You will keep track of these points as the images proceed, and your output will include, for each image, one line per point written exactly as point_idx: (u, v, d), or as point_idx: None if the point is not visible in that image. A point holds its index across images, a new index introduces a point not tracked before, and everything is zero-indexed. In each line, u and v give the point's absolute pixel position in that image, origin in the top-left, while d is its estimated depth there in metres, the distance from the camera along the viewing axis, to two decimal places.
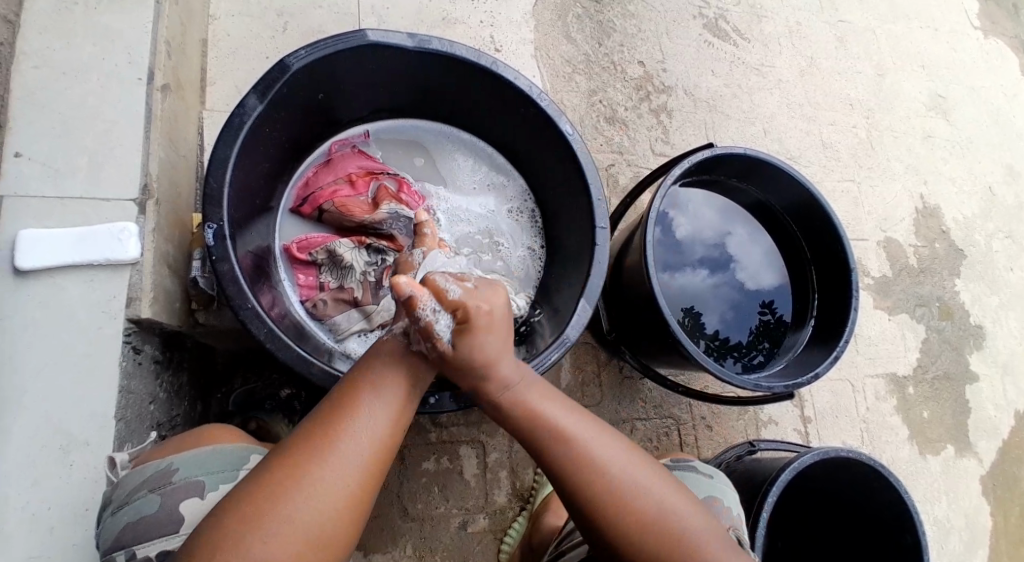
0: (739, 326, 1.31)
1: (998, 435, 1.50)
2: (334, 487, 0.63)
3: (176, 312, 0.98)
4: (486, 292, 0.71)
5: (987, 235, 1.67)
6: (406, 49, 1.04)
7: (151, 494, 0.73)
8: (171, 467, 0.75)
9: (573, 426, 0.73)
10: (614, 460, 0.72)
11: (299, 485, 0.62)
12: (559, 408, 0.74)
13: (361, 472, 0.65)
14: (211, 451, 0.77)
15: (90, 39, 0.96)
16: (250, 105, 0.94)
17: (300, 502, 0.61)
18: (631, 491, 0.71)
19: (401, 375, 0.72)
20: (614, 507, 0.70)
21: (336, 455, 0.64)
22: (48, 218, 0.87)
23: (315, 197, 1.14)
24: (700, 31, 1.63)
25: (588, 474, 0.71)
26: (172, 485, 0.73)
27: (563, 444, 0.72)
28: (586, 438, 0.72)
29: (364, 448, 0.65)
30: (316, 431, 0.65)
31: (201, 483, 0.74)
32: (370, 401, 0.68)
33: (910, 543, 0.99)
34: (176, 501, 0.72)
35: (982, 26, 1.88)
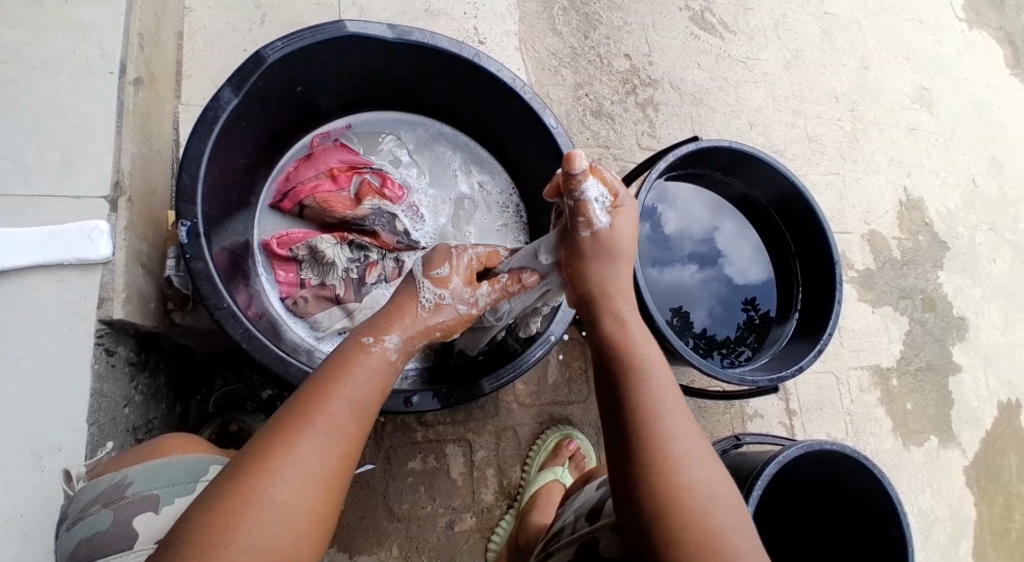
0: (724, 322, 1.31)
1: (981, 425, 1.51)
2: (289, 501, 0.60)
3: (151, 313, 0.96)
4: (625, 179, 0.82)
5: (970, 227, 1.68)
6: (386, 41, 1.02)
7: (103, 509, 0.71)
8: (127, 480, 0.74)
9: (652, 367, 0.74)
10: (676, 417, 0.71)
11: (249, 502, 0.59)
12: (647, 346, 0.76)
13: (318, 487, 0.62)
14: (168, 462, 0.75)
15: (59, 31, 0.93)
16: (225, 99, 0.92)
17: (253, 520, 0.59)
18: (684, 455, 0.68)
19: (369, 381, 0.68)
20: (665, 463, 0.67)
21: (291, 468, 0.61)
22: (16, 216, 0.85)
23: (295, 192, 1.12)
24: (687, 23, 1.62)
25: (653, 425, 0.69)
26: (126, 500, 0.71)
27: (638, 387, 0.72)
28: (660, 387, 0.72)
29: (322, 461, 0.63)
30: (275, 440, 0.62)
31: (155, 497, 0.72)
32: (335, 409, 0.65)
33: (894, 534, 1.00)
34: (129, 517, 0.70)
35: (966, 19, 1.88)
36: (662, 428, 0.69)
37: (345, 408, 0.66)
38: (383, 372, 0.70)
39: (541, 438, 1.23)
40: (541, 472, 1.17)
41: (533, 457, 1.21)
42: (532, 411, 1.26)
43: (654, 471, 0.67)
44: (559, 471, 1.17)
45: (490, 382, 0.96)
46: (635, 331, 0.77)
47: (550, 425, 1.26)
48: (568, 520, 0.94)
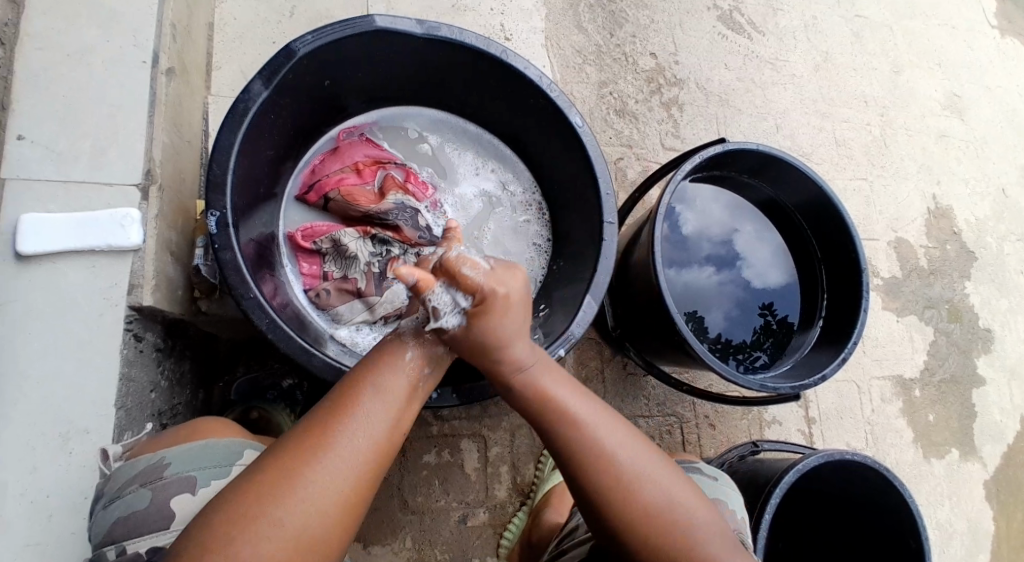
0: (744, 326, 1.30)
1: (1004, 439, 1.49)
2: (329, 490, 0.62)
3: (179, 300, 0.97)
4: (504, 273, 0.69)
5: (998, 237, 1.65)
6: (415, 37, 1.02)
7: (142, 488, 0.72)
8: (164, 461, 0.75)
9: (573, 408, 0.72)
10: (615, 442, 0.71)
11: (292, 489, 0.60)
12: (562, 389, 0.73)
13: (353, 481, 0.63)
14: (204, 445, 0.76)
15: (94, 20, 0.94)
16: (255, 91, 0.93)
17: (294, 507, 0.60)
18: (641, 481, 0.71)
19: (400, 381, 0.69)
20: (616, 489, 0.70)
21: (332, 458, 0.62)
22: (50, 202, 0.86)
23: (320, 185, 1.13)
24: (715, 23, 1.60)
25: (603, 466, 0.70)
26: (164, 480, 0.73)
27: (567, 434, 0.71)
28: (591, 425, 0.72)
29: (364, 451, 0.64)
30: (312, 432, 0.64)
31: (193, 478, 0.73)
32: (369, 404, 0.66)
33: (914, 548, 0.98)
34: (167, 497, 0.71)
35: (1001, 25, 1.85)
36: (604, 458, 0.70)
37: (378, 404, 0.67)
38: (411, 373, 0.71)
39: None
40: (556, 471, 1.17)
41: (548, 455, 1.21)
42: None
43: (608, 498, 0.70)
44: None
45: None
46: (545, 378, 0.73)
47: None
48: (581, 520, 0.94)
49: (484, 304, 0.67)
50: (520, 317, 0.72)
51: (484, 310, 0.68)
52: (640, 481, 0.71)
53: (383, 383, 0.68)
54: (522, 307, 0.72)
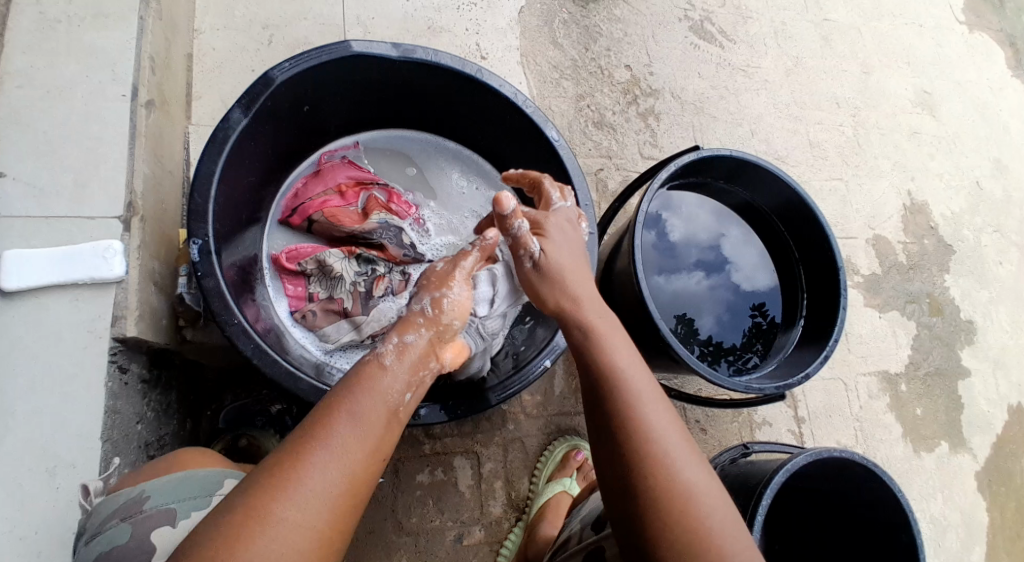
0: (732, 328, 1.31)
1: (992, 429, 1.50)
2: (304, 522, 0.62)
3: (163, 330, 0.98)
4: (563, 221, 0.91)
5: (975, 230, 1.68)
6: (391, 60, 1.04)
7: (123, 523, 0.72)
8: (143, 495, 0.75)
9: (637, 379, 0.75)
10: (665, 426, 0.72)
11: (268, 523, 0.60)
12: (628, 355, 0.77)
13: (337, 495, 0.64)
14: (183, 477, 0.77)
15: (73, 57, 0.96)
16: (234, 119, 0.94)
17: (269, 539, 0.60)
18: (683, 467, 0.69)
19: (374, 406, 0.69)
20: (659, 476, 0.68)
21: (305, 489, 0.62)
22: (33, 237, 0.87)
23: (304, 207, 1.14)
24: (687, 34, 1.64)
25: (646, 441, 0.70)
26: (144, 513, 0.73)
27: (625, 399, 0.73)
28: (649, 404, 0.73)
29: (335, 482, 0.64)
30: (297, 444, 0.65)
31: (173, 510, 0.73)
32: (342, 431, 0.66)
33: (906, 542, 1.00)
34: (147, 530, 0.72)
35: (966, 22, 1.89)
36: (650, 435, 0.70)
37: (352, 430, 0.66)
38: (387, 395, 0.71)
39: (550, 448, 1.24)
40: (550, 483, 1.17)
41: (542, 467, 1.21)
42: (540, 422, 1.26)
43: (652, 491, 0.67)
44: (568, 482, 1.17)
45: (496, 395, 0.96)
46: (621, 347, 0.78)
47: (557, 434, 1.26)
48: (575, 529, 0.94)
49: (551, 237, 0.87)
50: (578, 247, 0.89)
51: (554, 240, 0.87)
52: (684, 472, 0.69)
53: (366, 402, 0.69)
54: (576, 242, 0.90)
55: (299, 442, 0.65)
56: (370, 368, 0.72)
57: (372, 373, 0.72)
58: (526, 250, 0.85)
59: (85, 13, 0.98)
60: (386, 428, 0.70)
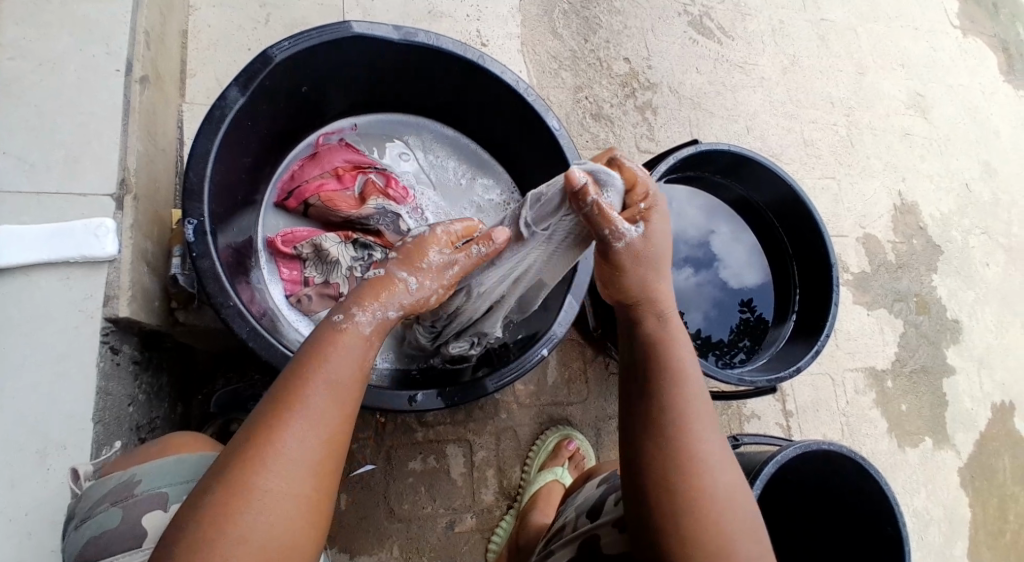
0: (720, 324, 1.33)
1: (975, 426, 1.53)
2: (289, 496, 0.60)
3: (155, 312, 0.96)
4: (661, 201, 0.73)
5: (963, 232, 1.71)
6: (392, 42, 1.02)
7: (113, 507, 0.71)
8: (134, 479, 0.74)
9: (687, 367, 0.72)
10: (704, 421, 0.70)
11: (249, 497, 0.59)
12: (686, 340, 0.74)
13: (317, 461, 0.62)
14: (176, 460, 0.76)
15: (66, 28, 0.93)
16: (232, 97, 0.92)
17: (254, 517, 0.58)
18: (710, 462, 0.68)
19: (348, 368, 0.66)
20: (686, 465, 0.67)
21: (284, 463, 0.60)
22: (23, 213, 0.85)
23: (300, 190, 1.12)
24: (686, 28, 1.63)
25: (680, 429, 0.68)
26: (135, 497, 0.72)
27: (672, 381, 0.71)
28: (693, 398, 0.70)
29: (316, 451, 0.62)
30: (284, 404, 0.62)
31: (165, 495, 0.73)
32: (318, 395, 0.63)
33: (890, 534, 1.02)
34: (138, 514, 0.71)
35: (961, 26, 1.91)
36: (687, 423, 0.69)
37: (326, 396, 0.64)
38: (360, 356, 0.68)
39: (542, 437, 1.24)
40: (541, 472, 1.18)
41: (534, 457, 1.22)
42: (532, 411, 1.26)
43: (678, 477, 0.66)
44: (559, 471, 1.17)
45: (493, 382, 0.96)
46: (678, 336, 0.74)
47: (549, 424, 1.27)
48: (570, 517, 0.95)
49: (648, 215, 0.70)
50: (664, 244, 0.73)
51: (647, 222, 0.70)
52: (717, 475, 0.67)
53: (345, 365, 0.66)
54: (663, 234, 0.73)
55: (275, 410, 0.62)
56: (343, 333, 0.68)
57: (345, 337, 0.67)
58: (610, 230, 0.68)
59: None
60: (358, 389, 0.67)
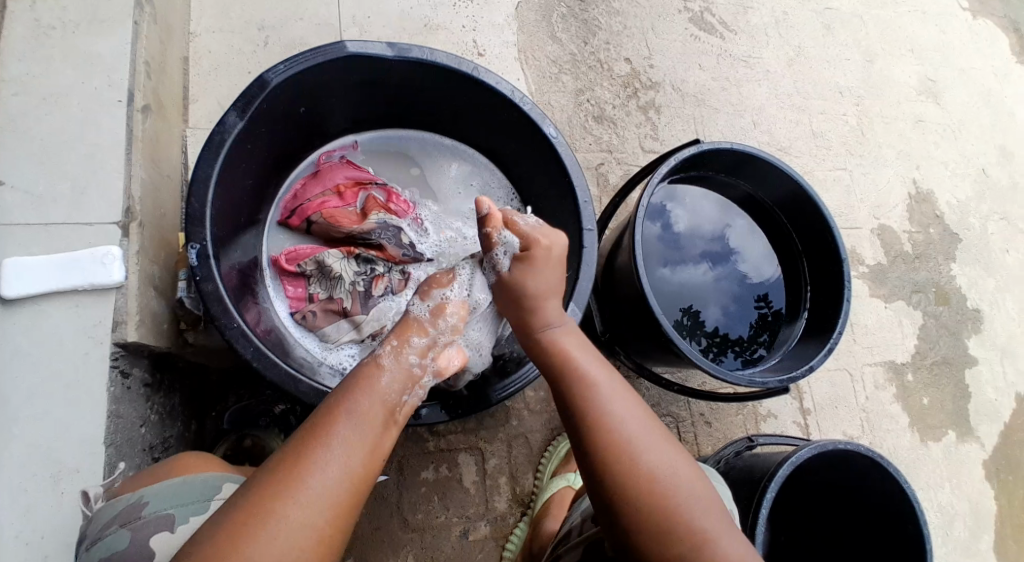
0: (738, 320, 1.31)
1: (999, 418, 1.49)
2: (306, 524, 0.62)
3: (164, 334, 0.98)
4: (548, 232, 0.88)
5: (981, 218, 1.66)
6: (386, 59, 1.03)
7: (122, 529, 0.73)
8: (142, 500, 0.76)
9: (601, 380, 0.77)
10: (625, 412, 0.75)
11: (266, 523, 0.61)
12: (588, 356, 0.80)
13: (341, 490, 0.65)
14: (182, 481, 0.77)
15: (69, 63, 0.96)
16: (230, 123, 0.94)
17: (262, 548, 0.60)
18: (644, 447, 0.72)
19: (374, 405, 0.71)
20: (622, 461, 0.71)
21: (307, 490, 0.63)
22: (33, 245, 0.87)
23: (303, 209, 1.14)
24: (686, 25, 1.62)
25: (605, 425, 0.73)
26: (142, 519, 0.74)
27: (578, 389, 0.76)
28: (621, 409, 0.75)
29: (337, 487, 0.65)
30: (306, 436, 0.66)
31: (171, 516, 0.74)
32: (342, 430, 0.67)
33: (913, 533, 0.99)
34: (145, 536, 0.72)
35: (971, 8, 1.87)
36: (612, 416, 0.74)
37: (352, 430, 0.68)
38: (388, 395, 0.73)
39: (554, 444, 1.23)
40: (555, 478, 1.17)
41: (545, 465, 1.21)
42: (544, 418, 1.26)
43: (617, 475, 0.70)
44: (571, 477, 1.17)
45: (497, 392, 0.96)
46: (572, 347, 0.81)
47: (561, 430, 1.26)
48: (575, 522, 0.95)
49: (530, 255, 0.85)
50: (554, 273, 0.87)
51: (530, 258, 0.85)
52: (653, 463, 0.71)
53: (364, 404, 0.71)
54: (558, 265, 0.87)
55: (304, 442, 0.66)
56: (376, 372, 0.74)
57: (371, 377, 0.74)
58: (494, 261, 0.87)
59: (79, 19, 0.98)
60: (382, 433, 0.70)
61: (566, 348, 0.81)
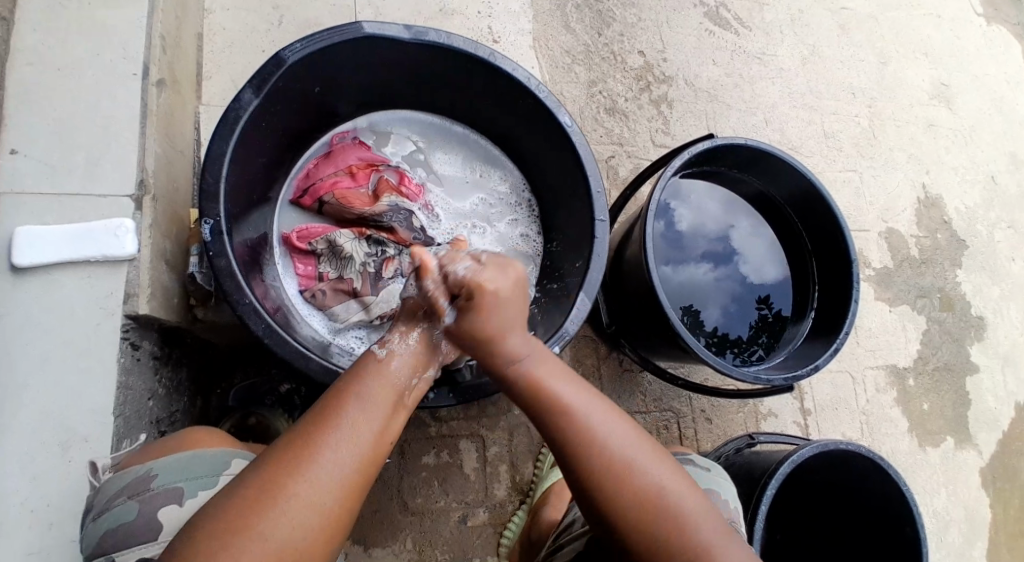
0: (739, 322, 1.31)
1: (998, 426, 1.50)
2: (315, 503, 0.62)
3: (174, 308, 0.98)
4: (494, 270, 0.72)
5: (989, 225, 1.66)
6: (403, 41, 1.03)
7: (130, 501, 0.73)
8: (151, 473, 0.76)
9: (582, 406, 0.70)
10: (614, 432, 0.70)
11: (277, 499, 0.61)
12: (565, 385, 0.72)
13: (351, 469, 0.65)
14: (191, 456, 0.78)
15: (85, 34, 0.95)
16: (246, 100, 0.93)
17: (273, 524, 0.60)
18: (637, 468, 0.68)
19: (383, 391, 0.70)
20: (619, 482, 0.67)
21: (315, 470, 0.63)
22: (45, 215, 0.87)
23: (315, 188, 1.14)
24: (702, 19, 1.61)
25: (595, 453, 0.68)
26: (151, 492, 0.74)
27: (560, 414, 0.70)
28: (615, 436, 0.69)
29: (344, 467, 0.64)
30: (316, 418, 0.66)
31: (181, 489, 0.74)
32: (351, 414, 0.67)
33: (910, 535, 1.00)
34: (155, 508, 0.73)
35: (988, 12, 1.86)
36: (601, 444, 0.69)
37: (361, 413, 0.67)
38: (396, 381, 0.72)
39: None
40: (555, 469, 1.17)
41: (545, 455, 1.22)
42: None
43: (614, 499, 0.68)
44: None
45: None
46: (546, 369, 0.73)
47: None
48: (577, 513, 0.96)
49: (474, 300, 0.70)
50: (514, 313, 0.73)
51: (475, 303, 0.70)
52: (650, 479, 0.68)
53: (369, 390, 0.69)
54: (514, 304, 0.72)
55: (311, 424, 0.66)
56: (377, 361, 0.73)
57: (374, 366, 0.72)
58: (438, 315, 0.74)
59: None
60: (391, 414, 0.70)
61: (540, 377, 0.72)
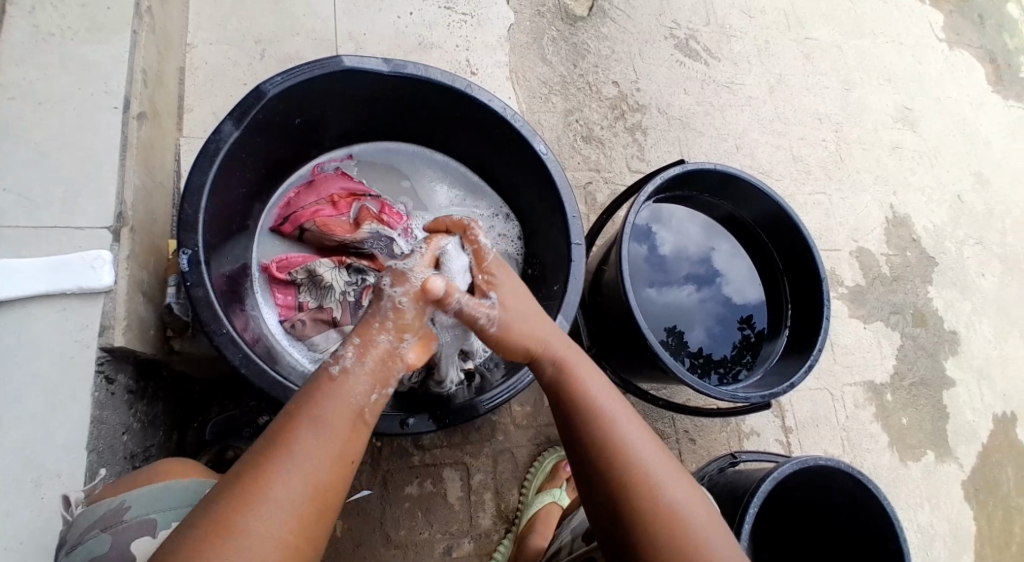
0: (721, 341, 1.33)
1: (977, 438, 1.52)
2: (276, 520, 0.61)
3: (151, 340, 0.98)
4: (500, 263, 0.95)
5: (957, 242, 1.71)
6: (382, 74, 1.05)
7: (102, 533, 0.72)
8: (125, 504, 0.75)
9: (606, 403, 0.78)
10: (629, 430, 0.75)
11: (244, 513, 0.60)
12: (596, 382, 0.80)
13: (310, 486, 0.64)
14: (166, 487, 0.77)
15: (66, 69, 0.97)
16: (226, 131, 0.95)
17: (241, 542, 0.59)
18: (648, 466, 0.73)
19: (342, 410, 0.70)
20: (631, 479, 0.72)
21: (277, 485, 0.62)
22: (22, 248, 0.87)
23: (295, 216, 1.15)
24: (672, 51, 1.67)
25: (611, 447, 0.74)
26: (124, 524, 0.73)
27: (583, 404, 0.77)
28: (633, 438, 0.75)
29: (304, 482, 0.64)
30: (282, 433, 0.66)
31: (154, 521, 0.74)
32: (307, 433, 0.66)
33: (893, 550, 1.00)
34: (127, 541, 0.71)
35: (946, 40, 1.94)
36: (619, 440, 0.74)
37: (324, 431, 0.67)
38: (354, 399, 0.72)
39: (539, 459, 1.24)
40: (539, 494, 1.18)
41: (530, 480, 1.21)
42: (529, 432, 1.27)
43: (625, 495, 0.71)
44: (557, 493, 1.18)
45: (485, 402, 0.97)
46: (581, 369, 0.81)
47: (546, 446, 1.27)
48: (567, 539, 0.95)
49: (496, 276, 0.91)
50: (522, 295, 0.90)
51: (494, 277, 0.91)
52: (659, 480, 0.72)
53: (328, 408, 0.69)
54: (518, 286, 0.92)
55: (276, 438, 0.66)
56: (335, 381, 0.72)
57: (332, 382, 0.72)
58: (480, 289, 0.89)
59: (79, 27, 1.00)
60: (351, 435, 0.70)
61: (572, 371, 0.81)
